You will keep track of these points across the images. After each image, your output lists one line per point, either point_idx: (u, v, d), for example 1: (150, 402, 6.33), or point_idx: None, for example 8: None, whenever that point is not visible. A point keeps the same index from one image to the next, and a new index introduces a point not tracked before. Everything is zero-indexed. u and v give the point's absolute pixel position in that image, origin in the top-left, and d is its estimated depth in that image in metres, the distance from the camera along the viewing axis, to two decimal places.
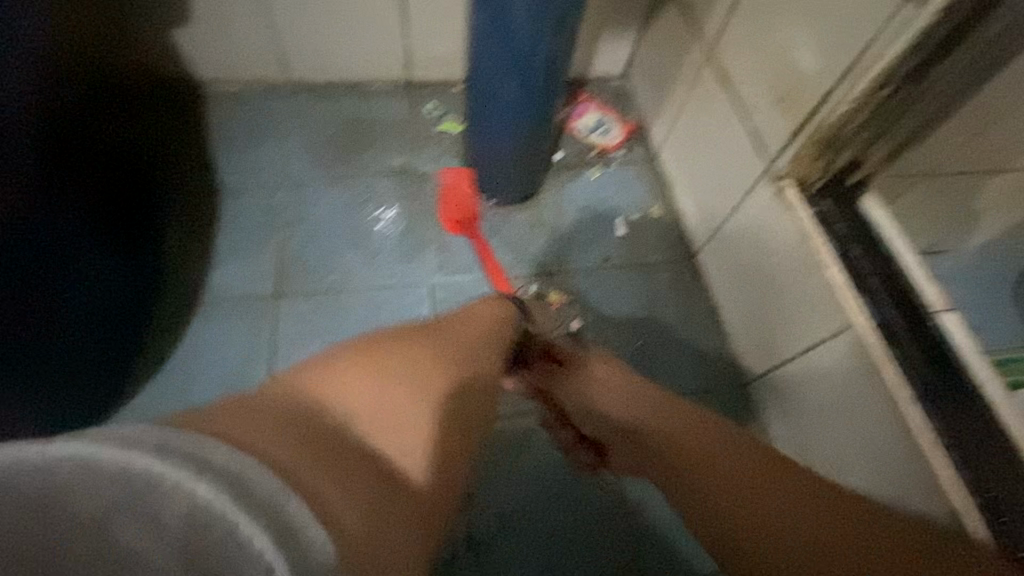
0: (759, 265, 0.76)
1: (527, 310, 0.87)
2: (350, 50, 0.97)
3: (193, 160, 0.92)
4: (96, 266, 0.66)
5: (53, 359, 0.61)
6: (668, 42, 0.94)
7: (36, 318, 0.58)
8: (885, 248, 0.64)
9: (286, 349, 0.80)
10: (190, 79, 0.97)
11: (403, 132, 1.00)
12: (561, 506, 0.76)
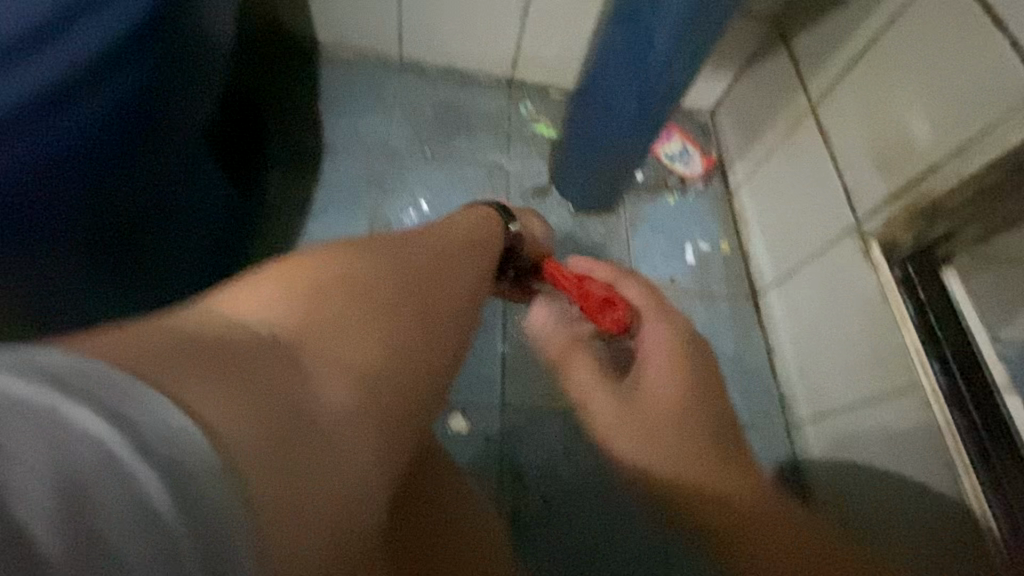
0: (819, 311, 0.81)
1: None
2: (466, 41, 1.02)
3: (301, 114, 0.96)
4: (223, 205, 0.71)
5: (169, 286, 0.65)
6: (768, 90, 0.98)
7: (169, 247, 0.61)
8: (962, 321, 0.67)
9: None
10: (309, 39, 1.01)
11: (499, 126, 1.04)
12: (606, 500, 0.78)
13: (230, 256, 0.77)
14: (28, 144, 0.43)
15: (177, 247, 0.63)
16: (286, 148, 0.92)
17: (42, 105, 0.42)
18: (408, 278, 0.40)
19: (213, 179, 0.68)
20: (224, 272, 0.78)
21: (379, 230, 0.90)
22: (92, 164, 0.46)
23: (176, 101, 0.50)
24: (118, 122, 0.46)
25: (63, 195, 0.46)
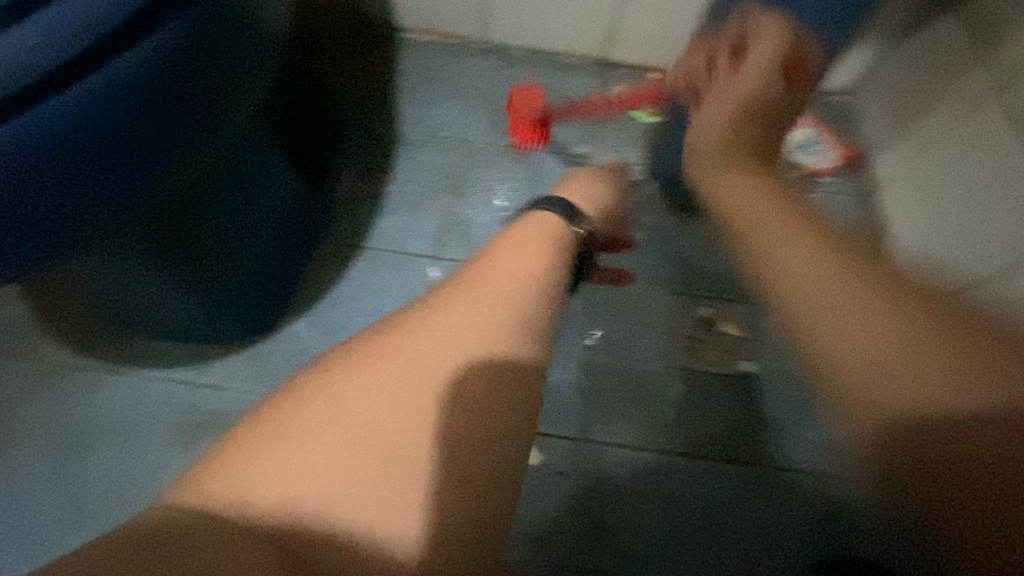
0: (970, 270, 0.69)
1: (692, 334, 0.76)
2: (556, 16, 0.90)
3: (377, 101, 0.90)
4: (282, 184, 0.67)
5: (217, 266, 0.63)
6: (934, 62, 0.78)
7: (207, 222, 0.59)
8: None
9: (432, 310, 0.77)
10: (388, 23, 0.94)
11: (589, 112, 0.93)
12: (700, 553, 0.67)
13: (291, 255, 0.73)
14: (21, 137, 0.35)
15: (213, 223, 0.59)
16: (359, 138, 0.87)
17: (37, 91, 0.35)
18: (451, 325, 0.46)
19: (271, 158, 0.64)
20: (293, 270, 0.75)
21: (453, 229, 0.83)
22: (100, 158, 0.39)
23: (204, 90, 0.42)
24: (128, 111, 0.39)
25: (66, 193, 0.39)
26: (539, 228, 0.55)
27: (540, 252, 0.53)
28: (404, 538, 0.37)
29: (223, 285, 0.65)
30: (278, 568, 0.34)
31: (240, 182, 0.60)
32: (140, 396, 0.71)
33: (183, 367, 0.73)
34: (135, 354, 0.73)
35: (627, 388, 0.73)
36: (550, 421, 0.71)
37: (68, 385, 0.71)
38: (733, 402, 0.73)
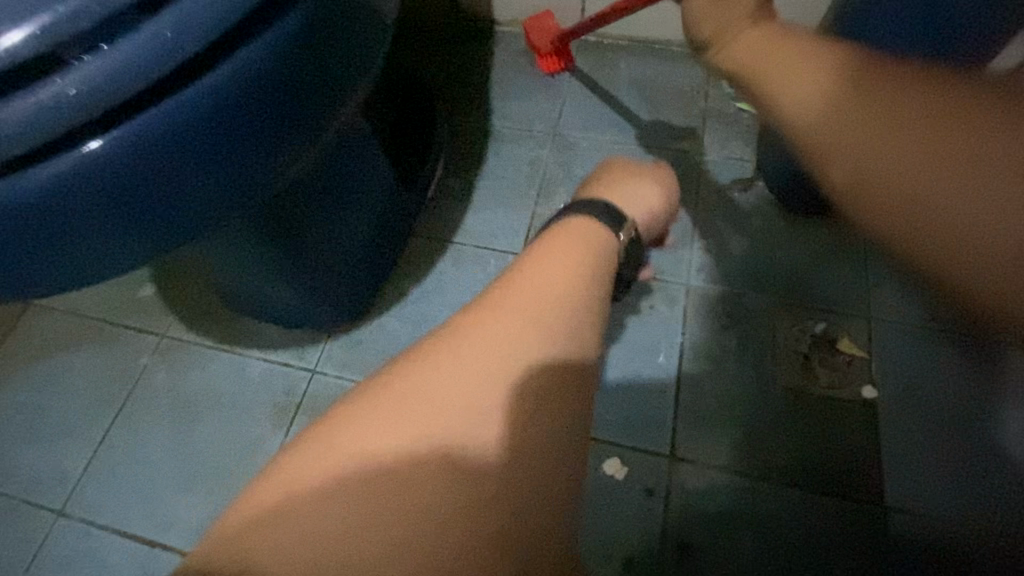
0: None
1: (805, 350, 0.68)
2: (660, 1, 0.85)
3: (471, 96, 0.90)
4: (378, 178, 0.68)
5: (314, 265, 0.66)
6: None
7: (302, 225, 0.62)
8: None
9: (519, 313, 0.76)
10: (485, 17, 0.94)
11: (691, 103, 0.86)
12: None
13: (384, 249, 0.75)
14: (140, 142, 0.34)
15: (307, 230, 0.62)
16: (451, 132, 0.87)
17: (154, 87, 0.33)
18: (488, 340, 0.42)
19: (371, 152, 0.66)
20: (386, 262, 0.76)
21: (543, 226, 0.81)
22: (207, 164, 0.38)
23: (314, 75, 0.41)
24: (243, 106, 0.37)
25: (181, 196, 0.38)
26: (574, 240, 0.50)
27: (583, 258, 0.49)
28: (496, 460, 0.37)
29: (325, 274, 0.68)
30: (438, 474, 0.36)
31: (333, 189, 0.63)
32: (247, 375, 0.76)
33: (284, 352, 0.77)
34: (243, 336, 0.78)
35: (727, 405, 0.67)
36: (638, 434, 0.66)
37: (192, 359, 0.77)
38: (851, 430, 0.64)
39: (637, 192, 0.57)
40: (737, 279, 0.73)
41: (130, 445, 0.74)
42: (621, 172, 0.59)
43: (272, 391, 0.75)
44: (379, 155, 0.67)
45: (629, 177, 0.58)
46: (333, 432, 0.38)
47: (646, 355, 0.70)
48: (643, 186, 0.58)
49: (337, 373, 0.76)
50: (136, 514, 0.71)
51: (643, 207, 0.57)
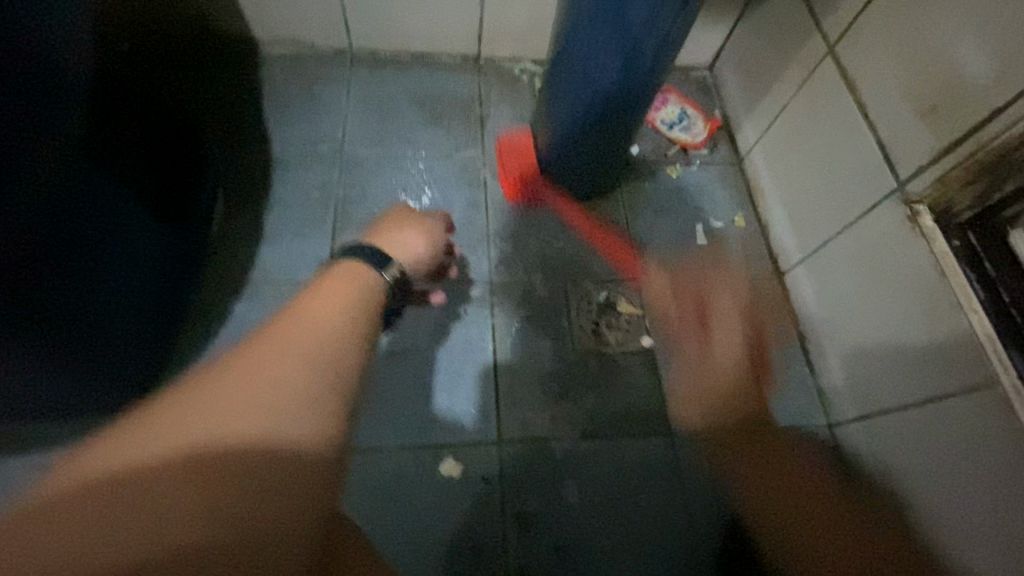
0: (809, 238, 0.78)
1: (595, 318, 0.79)
2: (420, 15, 0.89)
3: (243, 123, 0.85)
4: (146, 238, 0.63)
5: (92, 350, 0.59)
6: (773, 35, 0.84)
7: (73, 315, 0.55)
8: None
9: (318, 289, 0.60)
10: (244, 38, 0.89)
11: (470, 110, 0.92)
12: (626, 520, 0.70)
13: (161, 312, 0.68)
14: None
15: (77, 325, 0.56)
16: (228, 165, 0.82)
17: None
18: (288, 338, 0.40)
19: (131, 210, 0.60)
20: (172, 323, 0.70)
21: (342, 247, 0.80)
22: None
23: None
24: None
25: None
26: (336, 296, 0.45)
27: (350, 303, 0.45)
28: (304, 438, 0.37)
29: (93, 354, 0.59)
30: (249, 462, 0.34)
31: (100, 267, 0.57)
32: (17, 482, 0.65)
33: (58, 447, 0.66)
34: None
35: (539, 380, 0.75)
36: (467, 427, 0.71)
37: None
38: (638, 376, 0.76)
39: (407, 240, 0.57)
40: (530, 267, 0.81)
41: None
42: (388, 225, 0.58)
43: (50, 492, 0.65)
44: (140, 209, 0.62)
45: (400, 226, 0.58)
46: (128, 436, 0.34)
47: (462, 353, 0.75)
48: (410, 232, 0.57)
49: None
50: None
51: (408, 256, 0.56)
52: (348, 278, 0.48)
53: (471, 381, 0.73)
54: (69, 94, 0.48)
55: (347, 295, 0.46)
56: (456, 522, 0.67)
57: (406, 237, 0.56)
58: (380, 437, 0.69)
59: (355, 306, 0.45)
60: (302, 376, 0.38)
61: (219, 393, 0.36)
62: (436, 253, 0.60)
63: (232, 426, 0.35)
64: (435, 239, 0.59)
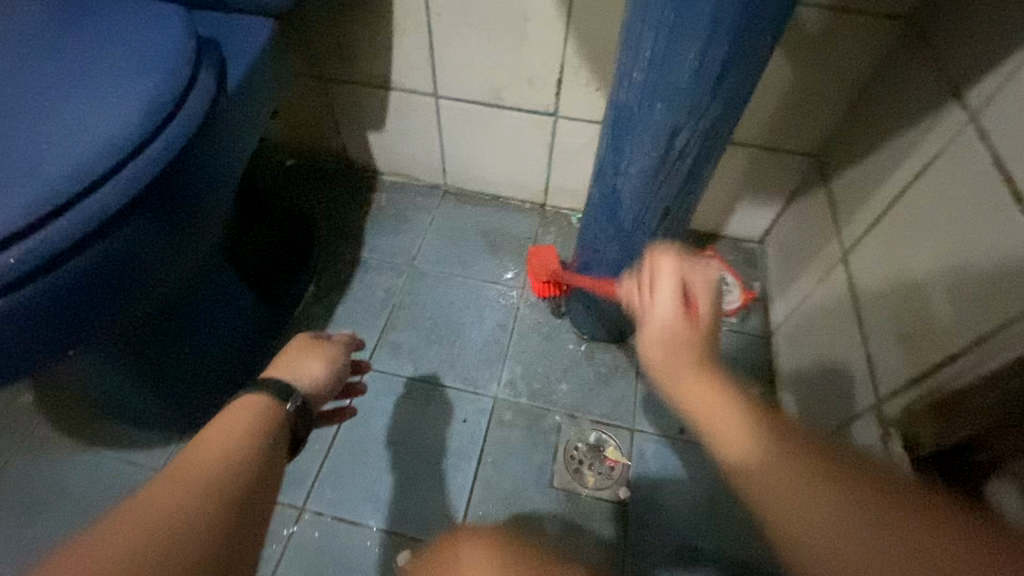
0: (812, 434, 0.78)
1: (581, 456, 0.84)
2: (501, 168, 1.10)
3: (346, 231, 1.09)
4: (231, 296, 0.82)
5: (171, 376, 0.77)
6: (806, 229, 0.90)
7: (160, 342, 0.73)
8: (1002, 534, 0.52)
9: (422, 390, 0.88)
10: (370, 169, 1.17)
11: (525, 247, 1.08)
12: None
13: (237, 360, 0.86)
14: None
15: (164, 353, 0.74)
16: (325, 260, 1.05)
17: (28, 226, 0.47)
18: (224, 447, 0.45)
19: (226, 275, 0.81)
20: (244, 372, 0.88)
21: (385, 343, 0.95)
22: (87, 274, 0.51)
23: (176, 204, 0.57)
24: (127, 252, 0.54)
25: (63, 302, 0.50)
26: (244, 417, 0.50)
27: (260, 419, 0.50)
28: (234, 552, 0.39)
29: (169, 378, 0.77)
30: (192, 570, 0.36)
31: (190, 313, 0.76)
32: (93, 471, 0.80)
33: (136, 451, 0.82)
34: (92, 435, 0.83)
35: (513, 501, 0.80)
36: (435, 528, 0.78)
37: (39, 461, 0.80)
38: (608, 524, 0.79)
39: (305, 365, 0.60)
40: (533, 394, 0.90)
41: None
42: (288, 353, 0.61)
43: (109, 488, 0.79)
44: (230, 277, 0.82)
45: (300, 356, 0.61)
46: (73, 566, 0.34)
47: (453, 458, 0.84)
48: (307, 358, 0.61)
49: None
50: None
51: (305, 379, 0.59)
52: (251, 408, 0.51)
53: (453, 486, 0.81)
54: (229, 196, 0.68)
55: (254, 416, 0.50)
56: None
57: (305, 363, 0.60)
58: (360, 516, 0.79)
59: (259, 425, 0.50)
60: (242, 437, 0.47)
61: (163, 503, 0.39)
62: (335, 379, 0.63)
63: (223, 463, 0.44)
64: (334, 359, 0.63)
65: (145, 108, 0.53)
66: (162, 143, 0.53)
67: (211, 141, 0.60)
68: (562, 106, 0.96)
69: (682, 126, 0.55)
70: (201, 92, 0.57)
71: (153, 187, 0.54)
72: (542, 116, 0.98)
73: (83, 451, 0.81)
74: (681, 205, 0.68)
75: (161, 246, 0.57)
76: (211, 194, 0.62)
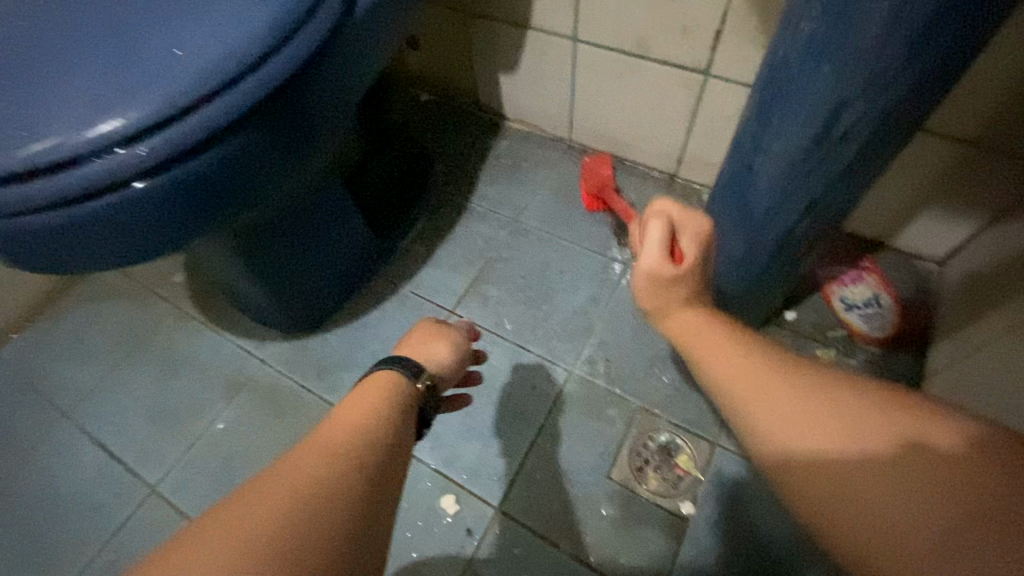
0: None
1: (650, 455, 0.77)
2: (633, 130, 1.00)
3: (462, 173, 1.09)
4: (341, 215, 0.86)
5: (281, 278, 0.83)
6: (1008, 257, 0.69)
7: (275, 244, 0.79)
8: None
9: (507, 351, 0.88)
10: (497, 114, 1.14)
11: (640, 219, 0.99)
12: None
13: (340, 278, 0.91)
14: (129, 188, 0.50)
15: (277, 256, 0.80)
16: (437, 199, 1.06)
17: (158, 124, 0.49)
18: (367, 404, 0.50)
19: (339, 194, 0.85)
20: (344, 291, 0.93)
21: (474, 292, 0.95)
22: (207, 172, 0.54)
23: (293, 119, 0.59)
24: (244, 158, 0.56)
25: (183, 196, 0.54)
26: (377, 390, 0.53)
27: (390, 388, 0.53)
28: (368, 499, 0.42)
29: (279, 280, 0.83)
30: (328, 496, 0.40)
31: (303, 224, 0.81)
32: (212, 346, 0.92)
33: (247, 339, 0.93)
34: (217, 315, 0.95)
35: (566, 480, 0.77)
36: (481, 482, 0.78)
37: (178, 330, 0.94)
38: (662, 534, 0.73)
39: (435, 350, 0.63)
40: (611, 377, 0.84)
41: (100, 376, 0.90)
42: (418, 337, 0.63)
43: (221, 363, 0.91)
44: (343, 199, 0.86)
45: (428, 340, 0.63)
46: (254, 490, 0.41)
47: (516, 421, 0.82)
48: (436, 343, 0.63)
49: (278, 368, 0.90)
50: (91, 420, 0.87)
51: (434, 364, 0.61)
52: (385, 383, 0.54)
53: (508, 447, 0.80)
54: (346, 120, 0.69)
55: (385, 386, 0.54)
56: (431, 553, 0.74)
57: (433, 347, 0.62)
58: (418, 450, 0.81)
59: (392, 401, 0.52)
60: (381, 404, 0.51)
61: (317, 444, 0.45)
62: (462, 365, 0.65)
63: (361, 419, 0.48)
64: (459, 348, 0.65)
65: (274, 20, 0.54)
66: (286, 57, 0.54)
67: (329, 70, 0.60)
68: (714, 63, 0.82)
69: (852, 98, 0.43)
70: (324, 17, 0.57)
71: (265, 103, 0.55)
72: (689, 73, 0.86)
73: (209, 328, 0.94)
74: (834, 203, 0.55)
75: (270, 162, 0.59)
76: (328, 115, 0.64)
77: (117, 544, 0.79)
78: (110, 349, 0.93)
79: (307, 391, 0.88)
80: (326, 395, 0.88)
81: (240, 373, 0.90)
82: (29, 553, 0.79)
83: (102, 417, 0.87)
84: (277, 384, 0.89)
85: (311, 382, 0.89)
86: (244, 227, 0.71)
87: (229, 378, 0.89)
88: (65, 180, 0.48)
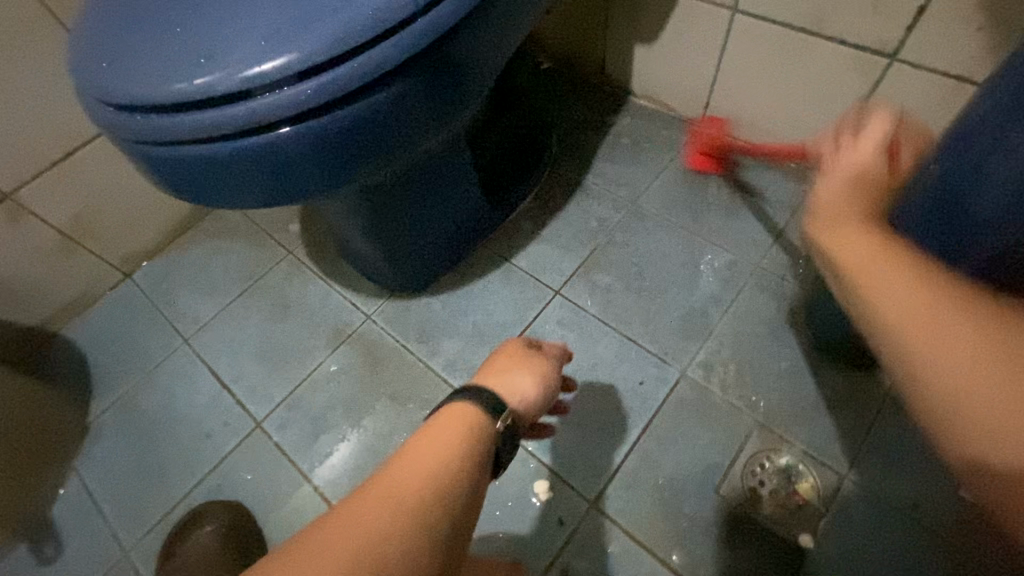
0: None
1: (765, 476, 0.71)
2: (779, 117, 0.90)
3: (581, 148, 1.03)
4: (461, 181, 0.84)
5: (395, 238, 0.83)
6: None
7: (395, 202, 0.78)
8: None
9: (614, 343, 0.83)
10: (624, 89, 1.07)
11: (775, 217, 0.90)
12: None
13: (450, 245, 0.90)
14: (285, 130, 0.50)
15: (396, 214, 0.79)
16: (552, 172, 1.01)
17: (321, 67, 0.48)
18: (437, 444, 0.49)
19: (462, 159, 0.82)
20: (452, 258, 0.92)
21: (584, 275, 0.90)
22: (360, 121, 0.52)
23: (447, 76, 0.56)
24: (395, 111, 0.54)
25: (333, 143, 0.53)
26: (458, 419, 0.52)
27: (466, 422, 0.52)
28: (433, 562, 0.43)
29: (393, 240, 0.83)
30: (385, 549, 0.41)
31: (424, 184, 0.79)
32: (320, 295, 0.94)
33: (353, 292, 0.94)
34: (327, 266, 0.96)
35: (668, 486, 0.72)
36: (577, 473, 0.74)
37: (291, 276, 0.96)
38: (772, 563, 0.67)
39: (518, 382, 0.59)
40: (728, 386, 0.77)
41: (217, 311, 0.95)
42: (501, 363, 0.60)
43: (328, 313, 0.92)
44: (465, 164, 0.83)
45: (509, 368, 0.60)
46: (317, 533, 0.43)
47: (618, 416, 0.77)
48: (519, 373, 0.60)
49: (380, 325, 0.91)
50: (206, 351, 0.92)
51: (516, 398, 0.58)
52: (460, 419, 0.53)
53: (608, 442, 0.76)
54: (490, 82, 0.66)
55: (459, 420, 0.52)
56: (518, 536, 0.72)
57: (514, 379, 0.59)
58: None
59: (464, 449, 0.49)
60: (458, 434, 0.50)
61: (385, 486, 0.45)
62: (546, 399, 0.61)
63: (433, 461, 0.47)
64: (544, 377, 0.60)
65: None
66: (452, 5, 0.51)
67: (488, 24, 0.57)
68: (906, 46, 0.71)
69: None
70: None
71: (424, 54, 0.53)
72: (868, 56, 0.75)
73: (318, 277, 0.96)
74: None
75: (418, 119, 0.57)
76: (478, 75, 0.61)
77: (223, 471, 0.83)
78: (228, 287, 0.97)
79: (407, 352, 0.88)
80: (425, 359, 0.87)
81: (344, 326, 0.91)
82: (147, 465, 0.85)
83: (217, 350, 0.92)
84: (379, 341, 0.89)
85: (411, 344, 0.89)
86: (374, 183, 0.70)
87: (333, 329, 0.91)
88: (229, 114, 0.48)
